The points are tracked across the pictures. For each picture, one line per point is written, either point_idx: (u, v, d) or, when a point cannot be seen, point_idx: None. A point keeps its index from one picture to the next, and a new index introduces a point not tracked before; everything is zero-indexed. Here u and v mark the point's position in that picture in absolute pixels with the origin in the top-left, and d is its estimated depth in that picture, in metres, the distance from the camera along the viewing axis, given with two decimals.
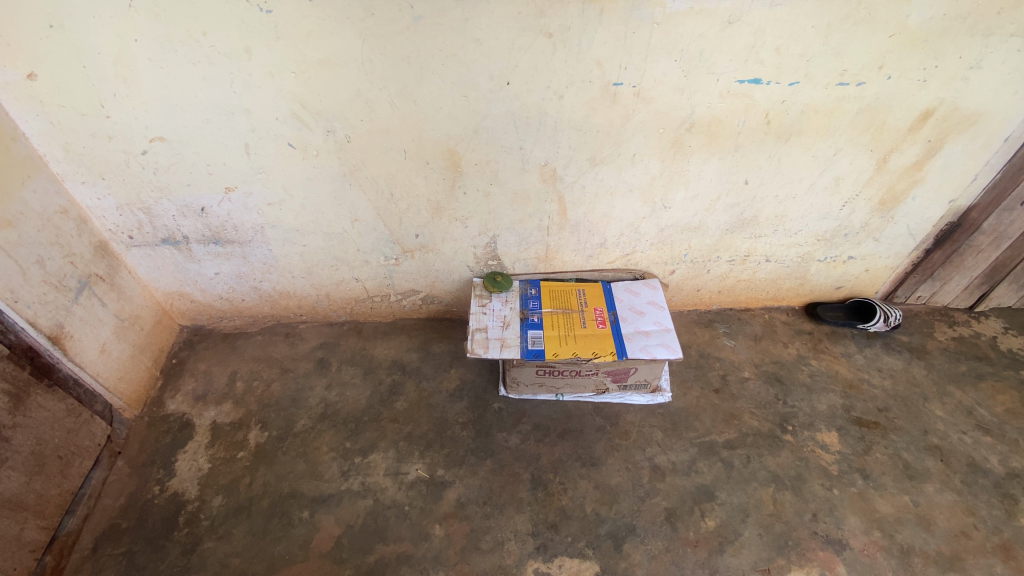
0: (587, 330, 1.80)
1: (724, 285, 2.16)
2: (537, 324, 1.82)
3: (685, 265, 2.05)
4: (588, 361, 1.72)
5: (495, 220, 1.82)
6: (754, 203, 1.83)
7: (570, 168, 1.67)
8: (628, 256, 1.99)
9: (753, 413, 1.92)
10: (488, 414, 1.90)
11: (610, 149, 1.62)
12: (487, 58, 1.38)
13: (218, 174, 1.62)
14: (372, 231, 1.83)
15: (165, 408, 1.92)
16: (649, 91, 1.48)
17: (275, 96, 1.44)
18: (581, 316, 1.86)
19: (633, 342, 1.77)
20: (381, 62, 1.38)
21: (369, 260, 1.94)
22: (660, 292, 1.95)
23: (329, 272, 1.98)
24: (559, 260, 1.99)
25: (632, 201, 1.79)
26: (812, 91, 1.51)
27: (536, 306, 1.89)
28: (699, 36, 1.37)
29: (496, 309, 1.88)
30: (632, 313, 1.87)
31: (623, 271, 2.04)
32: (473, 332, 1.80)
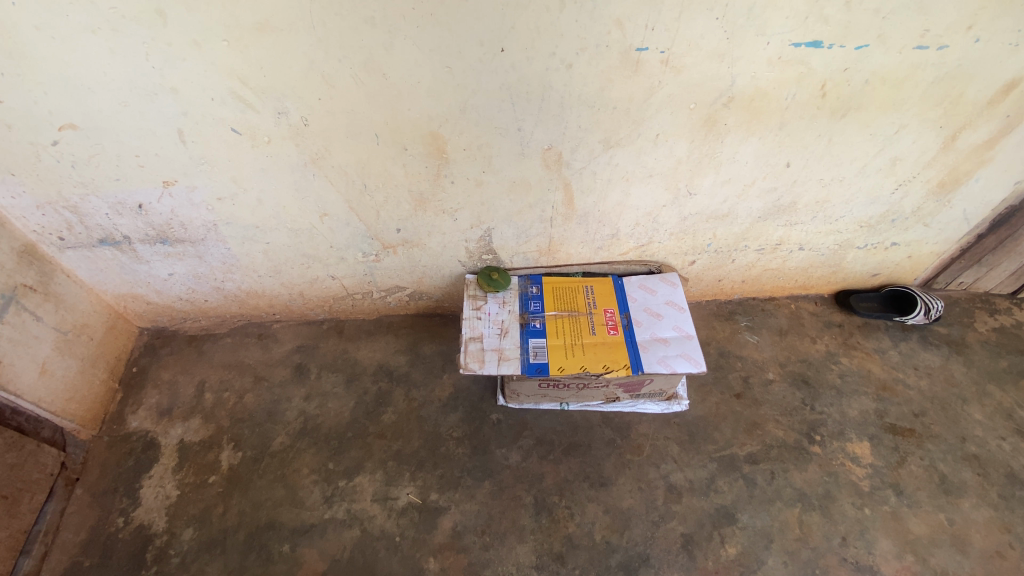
0: (597, 339, 1.58)
1: (748, 275, 1.92)
2: (540, 332, 1.60)
3: (707, 255, 1.79)
4: (598, 377, 1.51)
5: (490, 212, 1.55)
6: (795, 187, 1.55)
7: (579, 152, 1.38)
8: (643, 248, 1.74)
9: (778, 422, 1.75)
10: (485, 428, 1.71)
11: (628, 129, 1.33)
12: (473, 18, 1.07)
13: (152, 166, 1.34)
14: (345, 226, 1.56)
15: (126, 425, 1.73)
16: (680, 59, 1.18)
17: (206, 72, 1.13)
18: (590, 321, 1.63)
19: (649, 352, 1.55)
20: (337, 24, 1.06)
21: (344, 256, 1.68)
22: (680, 289, 1.71)
23: (299, 270, 1.72)
24: (563, 254, 1.74)
25: (651, 188, 1.51)
26: (882, 56, 1.21)
27: (538, 309, 1.66)
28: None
29: (492, 313, 1.65)
30: (648, 317, 1.64)
31: (636, 263, 1.79)
32: (467, 343, 1.57)
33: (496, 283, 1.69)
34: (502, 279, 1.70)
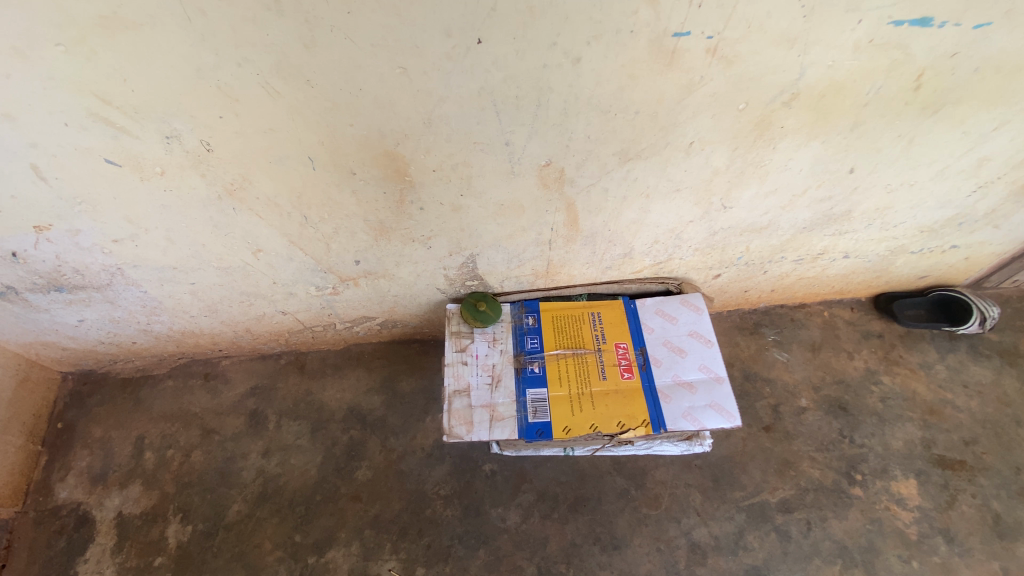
0: (609, 386, 1.30)
1: (780, 284, 1.63)
2: (539, 380, 1.31)
3: (736, 269, 1.48)
4: (611, 437, 1.25)
5: (473, 239, 1.22)
6: (853, 195, 1.24)
7: (587, 166, 1.03)
8: (661, 265, 1.41)
9: (813, 459, 1.52)
10: (478, 483, 1.47)
11: (654, 137, 0.98)
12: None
13: (11, 211, 0.98)
14: (288, 261, 1.23)
15: (54, 496, 1.47)
16: (732, 47, 0.82)
17: (45, 89, 0.77)
18: (600, 362, 1.33)
19: (673, 404, 1.28)
20: (224, 14, 0.70)
21: (293, 292, 1.35)
22: (706, 316, 1.41)
23: (240, 308, 1.41)
24: (562, 277, 1.42)
25: (678, 204, 1.17)
26: (1007, 35, 0.87)
27: (536, 348, 1.36)
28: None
29: (480, 355, 1.35)
30: (669, 354, 1.35)
31: (652, 281, 1.48)
32: (451, 399, 1.28)
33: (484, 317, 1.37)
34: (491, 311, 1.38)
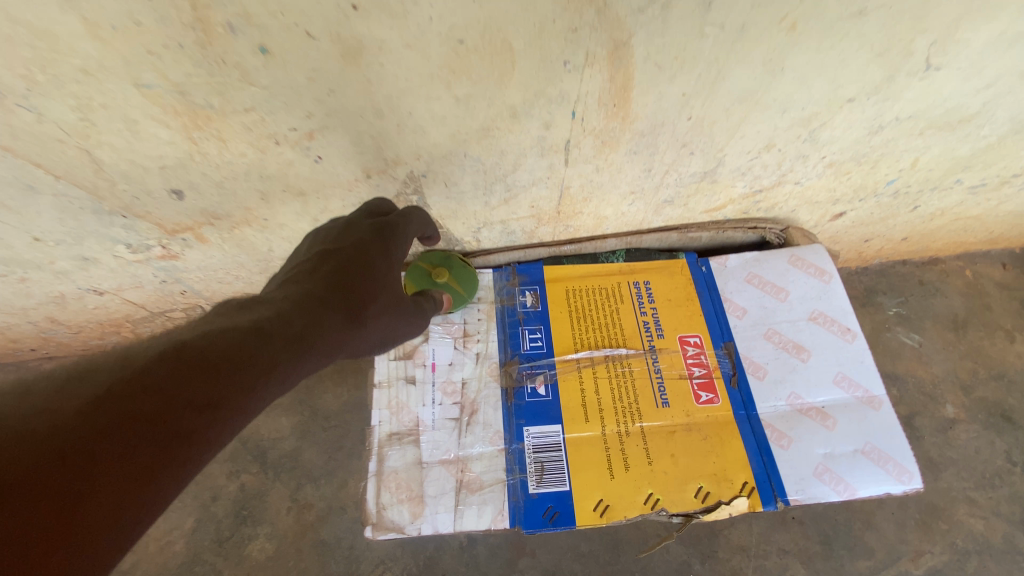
0: (676, 420, 0.70)
1: (921, 230, 1.02)
2: (547, 410, 0.71)
3: (874, 203, 0.87)
4: (688, 520, 0.66)
5: (407, 143, 0.58)
6: None
7: None
8: (759, 196, 0.79)
9: (971, 503, 0.97)
10: (445, 559, 0.91)
11: None
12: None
13: None
14: (32, 195, 0.60)
15: None
16: None
17: None
18: (656, 374, 0.73)
19: (795, 453, 0.67)
20: None
21: (87, 256, 0.73)
22: (837, 284, 0.78)
23: (9, 286, 0.79)
24: (583, 222, 0.80)
25: (841, 53, 0.54)
26: None
27: (539, 350, 0.75)
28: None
29: (440, 366, 0.74)
30: (779, 357, 0.74)
31: (734, 227, 0.85)
32: (382, 453, 0.68)
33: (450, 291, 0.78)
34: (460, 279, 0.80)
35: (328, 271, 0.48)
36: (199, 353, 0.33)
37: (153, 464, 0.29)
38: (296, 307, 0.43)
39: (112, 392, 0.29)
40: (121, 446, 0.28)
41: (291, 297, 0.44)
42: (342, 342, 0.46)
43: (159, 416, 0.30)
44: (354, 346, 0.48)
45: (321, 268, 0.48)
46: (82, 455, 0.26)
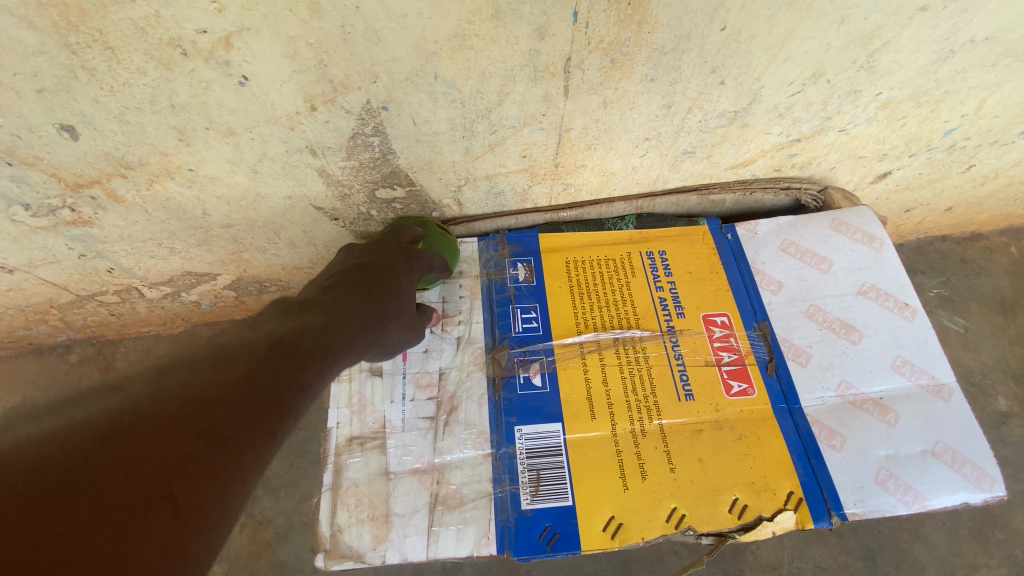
0: (702, 416, 0.57)
1: (969, 198, 0.90)
2: (543, 406, 0.57)
3: (926, 159, 0.74)
4: (720, 541, 0.53)
5: (357, 57, 0.44)
6: None
7: None
8: (795, 147, 0.66)
9: None
10: None
11: None
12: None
13: None
14: None
15: None
16: None
17: None
18: (677, 360, 0.60)
19: (850, 456, 0.54)
20: None
21: None
22: (891, 251, 0.65)
23: None
24: (585, 180, 0.67)
25: None
26: None
27: (533, 333, 0.62)
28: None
29: (412, 356, 0.61)
30: (825, 339, 0.61)
31: (764, 186, 0.72)
32: (340, 462, 0.56)
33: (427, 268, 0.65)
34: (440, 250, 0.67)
35: (370, 274, 0.56)
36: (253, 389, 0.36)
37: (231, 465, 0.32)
38: (351, 307, 0.51)
39: (226, 387, 0.35)
40: (243, 433, 0.34)
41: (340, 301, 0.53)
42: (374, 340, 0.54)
43: (260, 414, 0.36)
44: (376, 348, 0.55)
45: (364, 270, 0.56)
46: (223, 436, 0.32)
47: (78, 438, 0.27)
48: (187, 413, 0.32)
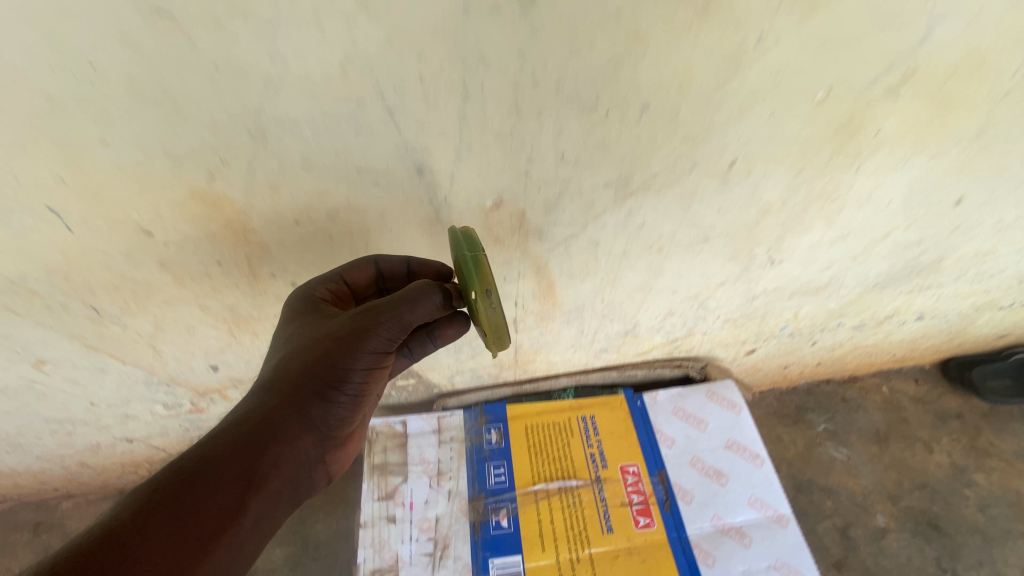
0: (619, 544, 0.82)
1: (829, 356, 1.21)
2: (509, 541, 0.83)
3: (776, 342, 1.07)
4: None
5: None
6: (951, 237, 0.83)
7: (565, 210, 0.62)
8: (677, 342, 0.99)
9: None
10: None
11: (670, 160, 0.57)
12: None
13: None
14: (102, 375, 0.77)
15: None
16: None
17: None
18: (602, 503, 0.86)
19: (719, 571, 0.80)
20: None
21: (129, 413, 0.88)
22: (747, 414, 0.96)
23: (55, 440, 0.93)
24: (537, 367, 0.98)
25: (703, 259, 0.76)
26: None
27: (502, 484, 0.89)
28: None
29: (418, 509, 0.87)
30: (703, 483, 0.88)
31: (663, 364, 1.04)
32: None
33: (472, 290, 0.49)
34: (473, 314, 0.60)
35: (309, 347, 0.53)
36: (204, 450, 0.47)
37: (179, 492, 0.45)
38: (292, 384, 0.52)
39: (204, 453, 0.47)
40: (202, 476, 0.46)
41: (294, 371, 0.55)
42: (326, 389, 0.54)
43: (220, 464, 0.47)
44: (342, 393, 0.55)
45: (306, 339, 0.54)
46: (183, 481, 0.45)
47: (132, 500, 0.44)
48: (181, 483, 0.45)
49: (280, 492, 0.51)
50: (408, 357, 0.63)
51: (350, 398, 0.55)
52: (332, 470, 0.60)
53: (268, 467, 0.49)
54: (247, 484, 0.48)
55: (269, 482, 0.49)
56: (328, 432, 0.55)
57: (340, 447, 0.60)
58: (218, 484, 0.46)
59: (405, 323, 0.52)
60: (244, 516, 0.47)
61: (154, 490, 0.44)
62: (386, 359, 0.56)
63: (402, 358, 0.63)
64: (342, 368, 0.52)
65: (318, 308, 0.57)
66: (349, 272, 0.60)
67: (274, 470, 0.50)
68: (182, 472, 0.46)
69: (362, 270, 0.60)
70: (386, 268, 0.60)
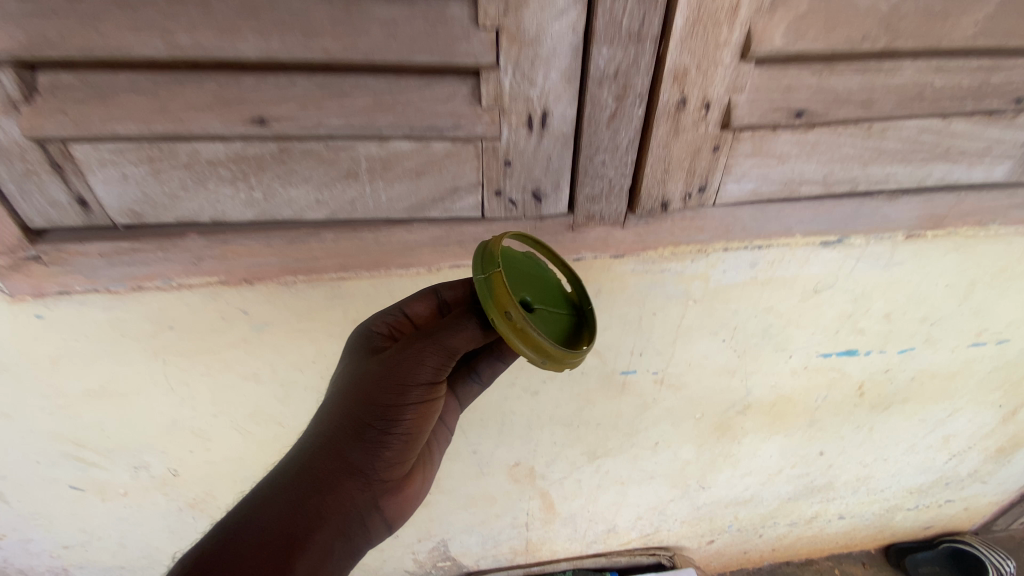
0: None
1: (780, 544, 1.50)
2: None
3: (728, 535, 1.38)
4: None
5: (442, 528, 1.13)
6: (830, 470, 1.17)
7: (556, 464, 1.01)
8: (648, 536, 1.31)
9: None
10: None
11: (618, 440, 0.98)
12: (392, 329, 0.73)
13: None
14: None
15: None
16: (679, 378, 0.87)
17: (21, 437, 0.80)
18: None
19: None
20: (206, 383, 0.75)
21: None
22: None
23: None
24: (543, 553, 1.31)
25: (652, 486, 1.13)
26: (931, 355, 0.91)
27: None
28: (762, 296, 0.76)
29: None
30: None
31: (640, 552, 1.35)
32: None
33: (507, 339, 0.50)
34: (539, 279, 0.60)
35: (352, 393, 0.55)
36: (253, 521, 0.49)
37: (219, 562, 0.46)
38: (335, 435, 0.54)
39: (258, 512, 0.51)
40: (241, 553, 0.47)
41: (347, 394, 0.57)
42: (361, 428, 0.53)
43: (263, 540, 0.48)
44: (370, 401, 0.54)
45: (349, 390, 0.55)
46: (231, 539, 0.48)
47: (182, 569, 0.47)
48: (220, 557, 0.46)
49: (334, 539, 0.52)
50: (477, 383, 0.70)
51: (395, 442, 0.55)
52: (390, 518, 0.58)
53: (321, 508, 0.51)
54: (297, 543, 0.49)
55: (317, 532, 0.50)
56: (375, 478, 0.55)
57: (395, 492, 0.58)
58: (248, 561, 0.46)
59: (453, 352, 0.54)
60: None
61: (224, 541, 0.48)
62: (436, 390, 0.56)
63: (471, 384, 0.70)
64: (383, 415, 0.53)
65: (370, 344, 0.60)
66: (411, 303, 0.61)
67: (315, 528, 0.50)
68: (247, 534, 0.48)
69: (421, 301, 0.61)
70: (450, 298, 0.62)
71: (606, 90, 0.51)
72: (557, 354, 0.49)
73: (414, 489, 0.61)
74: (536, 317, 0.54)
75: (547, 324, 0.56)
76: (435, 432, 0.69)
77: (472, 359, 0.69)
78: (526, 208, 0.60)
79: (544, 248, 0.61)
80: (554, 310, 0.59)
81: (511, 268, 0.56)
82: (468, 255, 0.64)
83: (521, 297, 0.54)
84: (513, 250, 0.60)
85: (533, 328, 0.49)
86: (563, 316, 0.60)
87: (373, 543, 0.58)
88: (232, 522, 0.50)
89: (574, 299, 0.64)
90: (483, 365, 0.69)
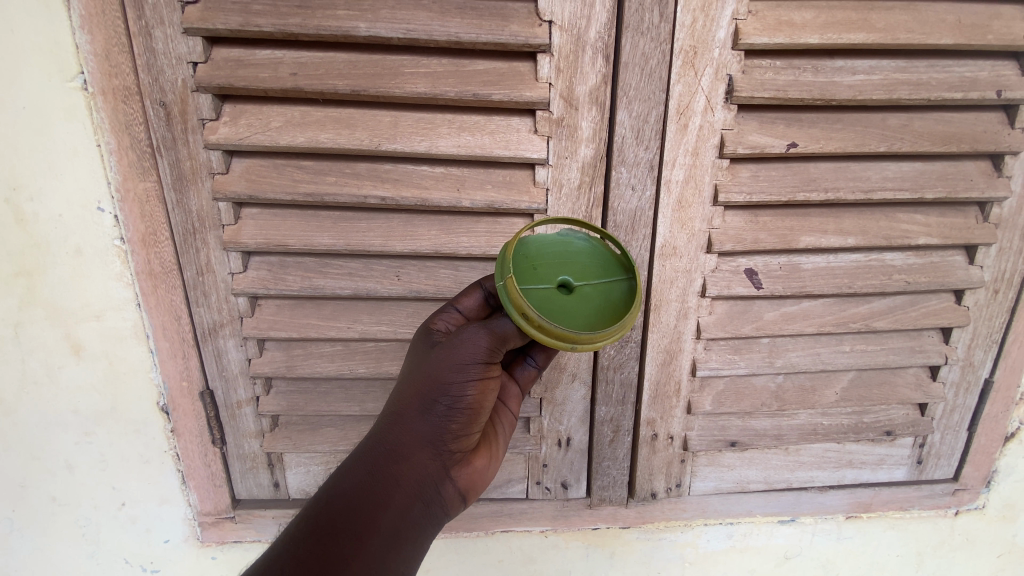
0: None
1: None
2: None
3: None
4: None
5: None
6: None
7: None
8: None
9: None
10: None
11: None
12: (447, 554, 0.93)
13: None
14: None
15: None
16: None
17: None
18: None
19: None
20: None
21: None
22: None
23: None
24: None
25: None
26: None
27: None
28: (742, 561, 0.97)
29: None
30: None
31: None
32: None
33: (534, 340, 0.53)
34: (578, 255, 0.61)
35: (416, 373, 0.59)
36: (344, 485, 0.57)
37: (320, 521, 0.55)
38: (401, 410, 0.59)
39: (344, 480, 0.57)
40: (337, 513, 0.55)
41: (409, 371, 0.60)
42: (423, 398, 0.58)
43: (352, 499, 0.56)
44: (429, 368, 0.58)
45: (415, 371, 0.59)
46: (328, 501, 0.56)
47: (285, 536, 0.55)
48: (321, 516, 0.55)
49: (412, 503, 0.58)
50: (534, 366, 0.71)
51: (458, 415, 0.59)
52: (462, 489, 0.62)
53: (396, 477, 0.57)
54: (378, 503, 0.56)
55: (395, 496, 0.57)
56: (444, 449, 0.59)
57: (463, 464, 0.63)
58: (343, 519, 0.55)
59: (504, 337, 0.57)
60: (374, 530, 0.55)
61: (320, 508, 0.56)
62: (490, 368, 0.59)
63: (529, 367, 0.72)
64: (446, 392, 0.57)
65: (430, 334, 0.62)
66: (460, 300, 0.64)
67: (395, 489, 0.57)
68: (337, 498, 0.56)
69: (471, 295, 0.64)
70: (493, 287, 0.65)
71: (605, 427, 0.83)
72: (587, 337, 0.52)
73: (482, 465, 0.65)
74: (575, 301, 0.57)
75: (592, 303, 0.58)
76: (498, 415, 0.71)
77: (525, 344, 0.71)
78: (557, 492, 0.88)
79: (562, 217, 0.58)
80: (602, 280, 0.59)
81: (535, 267, 0.59)
82: (515, 522, 0.91)
83: (552, 289, 0.57)
84: (544, 241, 0.62)
85: (555, 324, 0.52)
86: (614, 283, 0.59)
87: (451, 515, 0.62)
88: (326, 489, 0.58)
89: (626, 261, 0.60)
90: (538, 350, 0.70)
